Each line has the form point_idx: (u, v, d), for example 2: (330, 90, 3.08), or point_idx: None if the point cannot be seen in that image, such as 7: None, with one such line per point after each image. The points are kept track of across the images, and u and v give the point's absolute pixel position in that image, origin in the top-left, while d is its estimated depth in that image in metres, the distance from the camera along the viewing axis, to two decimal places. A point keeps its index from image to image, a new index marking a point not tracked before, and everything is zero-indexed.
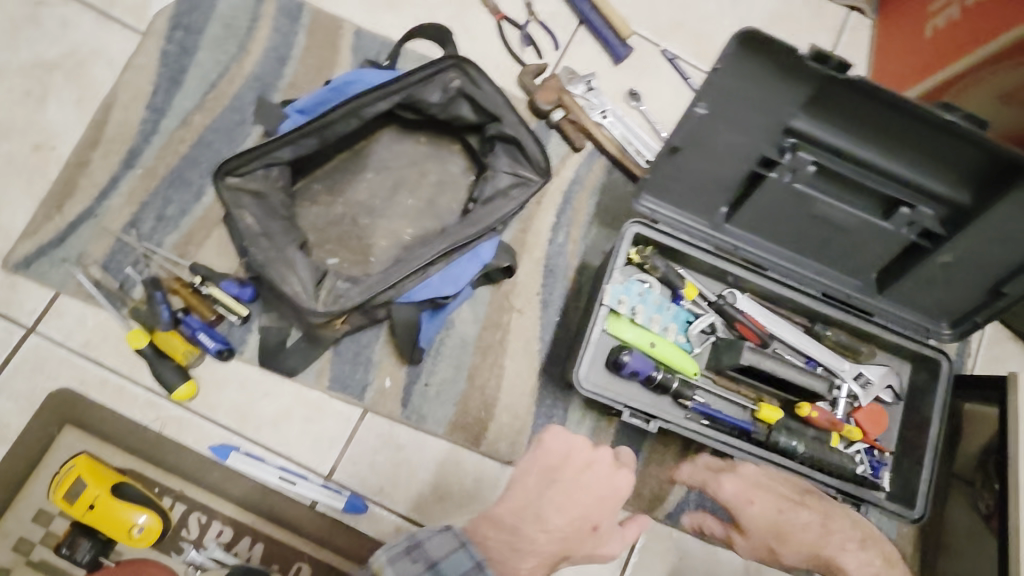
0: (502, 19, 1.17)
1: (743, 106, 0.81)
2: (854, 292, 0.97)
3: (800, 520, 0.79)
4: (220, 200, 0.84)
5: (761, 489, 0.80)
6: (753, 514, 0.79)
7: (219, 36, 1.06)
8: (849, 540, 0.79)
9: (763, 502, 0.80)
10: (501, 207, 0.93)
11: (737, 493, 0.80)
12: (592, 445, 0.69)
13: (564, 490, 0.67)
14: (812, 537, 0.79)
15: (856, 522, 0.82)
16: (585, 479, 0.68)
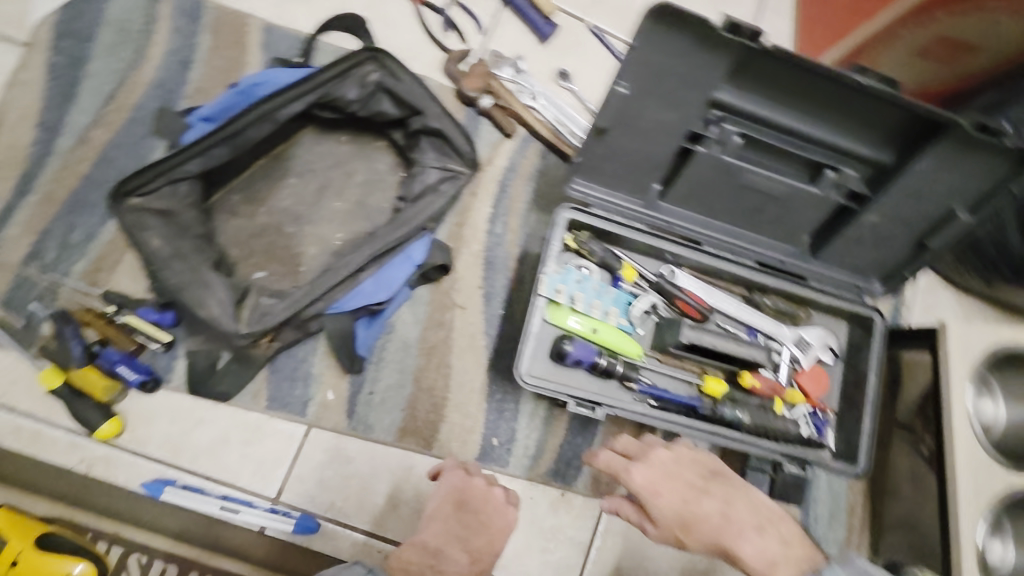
0: (420, 4, 1.11)
1: (666, 82, 0.78)
2: (788, 258, 0.98)
3: (706, 508, 0.75)
4: (122, 226, 0.78)
5: (667, 479, 0.76)
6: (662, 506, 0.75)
7: (111, 42, 0.97)
8: (748, 528, 0.74)
9: (667, 494, 0.75)
10: (431, 205, 0.89)
11: (646, 483, 0.74)
12: (488, 479, 0.78)
13: (474, 514, 0.75)
14: (718, 527, 0.74)
15: (756, 507, 0.77)
16: (485, 512, 0.75)
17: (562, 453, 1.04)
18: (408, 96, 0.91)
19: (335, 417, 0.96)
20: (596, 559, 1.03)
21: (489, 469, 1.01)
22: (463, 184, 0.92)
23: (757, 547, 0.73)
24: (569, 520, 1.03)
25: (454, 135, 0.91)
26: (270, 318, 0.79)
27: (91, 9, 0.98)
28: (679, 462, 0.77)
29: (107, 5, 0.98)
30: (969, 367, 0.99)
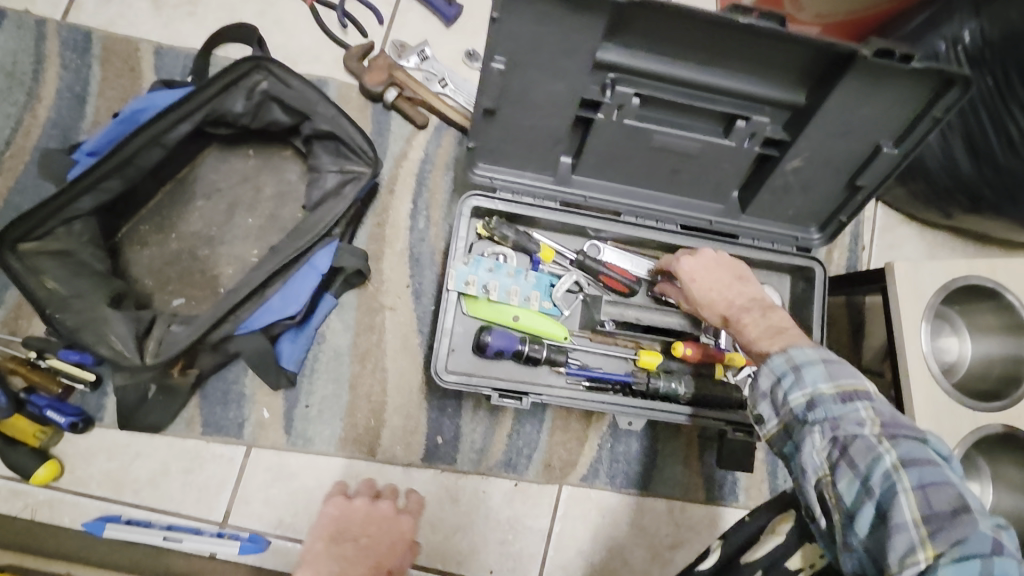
0: (313, 2, 1.08)
1: (541, 51, 0.74)
2: (716, 217, 0.94)
3: (747, 297, 0.76)
4: (9, 273, 0.75)
5: (720, 279, 0.79)
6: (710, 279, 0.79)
7: (1, 87, 0.97)
8: (749, 311, 0.73)
9: (706, 279, 0.79)
10: (332, 209, 0.87)
11: (686, 270, 0.80)
12: (369, 499, 0.88)
13: (350, 540, 0.83)
14: (719, 301, 0.76)
15: (765, 305, 0.74)
16: (367, 528, 0.85)
17: (511, 443, 1.02)
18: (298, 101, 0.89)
19: (274, 433, 0.95)
20: (559, 545, 1.01)
21: (437, 467, 0.99)
22: (366, 184, 0.89)
23: (755, 324, 0.71)
24: (527, 509, 1.01)
25: (350, 133, 0.88)
26: (174, 344, 0.79)
27: None
28: (724, 263, 0.80)
29: None
30: (921, 306, 0.94)
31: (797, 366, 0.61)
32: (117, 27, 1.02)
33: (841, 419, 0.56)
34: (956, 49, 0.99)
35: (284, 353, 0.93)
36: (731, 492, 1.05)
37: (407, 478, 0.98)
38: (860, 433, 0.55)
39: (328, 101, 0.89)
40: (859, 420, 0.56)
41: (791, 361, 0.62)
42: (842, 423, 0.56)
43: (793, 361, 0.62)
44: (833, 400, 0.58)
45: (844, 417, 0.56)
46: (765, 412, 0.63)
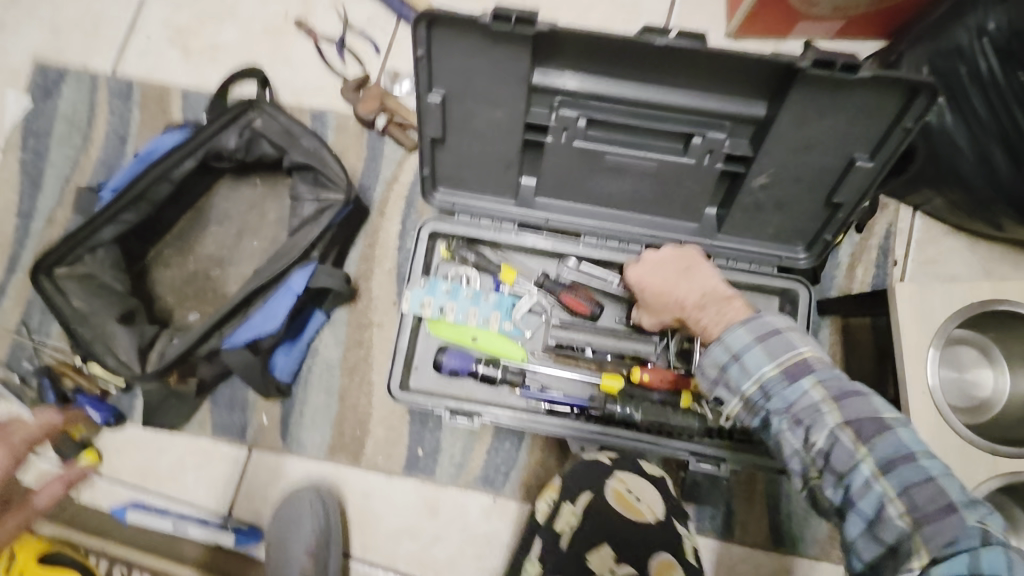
0: (317, 39, 1.17)
1: (475, 81, 0.76)
2: (688, 237, 0.90)
3: (692, 285, 0.75)
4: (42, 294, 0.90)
5: (665, 276, 0.78)
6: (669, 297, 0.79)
7: (64, 133, 1.15)
8: (692, 301, 0.73)
9: (653, 280, 0.79)
10: (308, 234, 0.95)
11: (637, 280, 0.80)
12: None
13: None
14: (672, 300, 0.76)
15: (704, 288, 0.74)
16: None
17: (489, 460, 1.03)
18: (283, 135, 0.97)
19: (270, 438, 1.05)
20: None
21: (417, 478, 1.04)
22: (341, 209, 0.96)
23: (702, 316, 0.71)
24: (504, 525, 1.02)
25: (327, 163, 0.95)
26: (170, 356, 0.90)
27: (48, 109, 1.16)
28: (671, 257, 0.78)
29: (59, 103, 1.16)
30: (933, 332, 0.82)
31: (736, 355, 0.64)
32: (154, 76, 1.17)
33: (799, 408, 0.59)
34: (981, 40, 0.87)
35: (278, 365, 1.01)
36: (721, 525, 0.99)
37: (389, 486, 1.04)
38: (836, 441, 0.55)
39: (308, 134, 0.97)
40: (816, 409, 0.57)
41: (732, 350, 0.65)
42: (800, 409, 0.58)
43: (734, 351, 0.64)
44: (782, 384, 0.60)
45: (799, 403, 0.59)
46: (726, 396, 0.66)
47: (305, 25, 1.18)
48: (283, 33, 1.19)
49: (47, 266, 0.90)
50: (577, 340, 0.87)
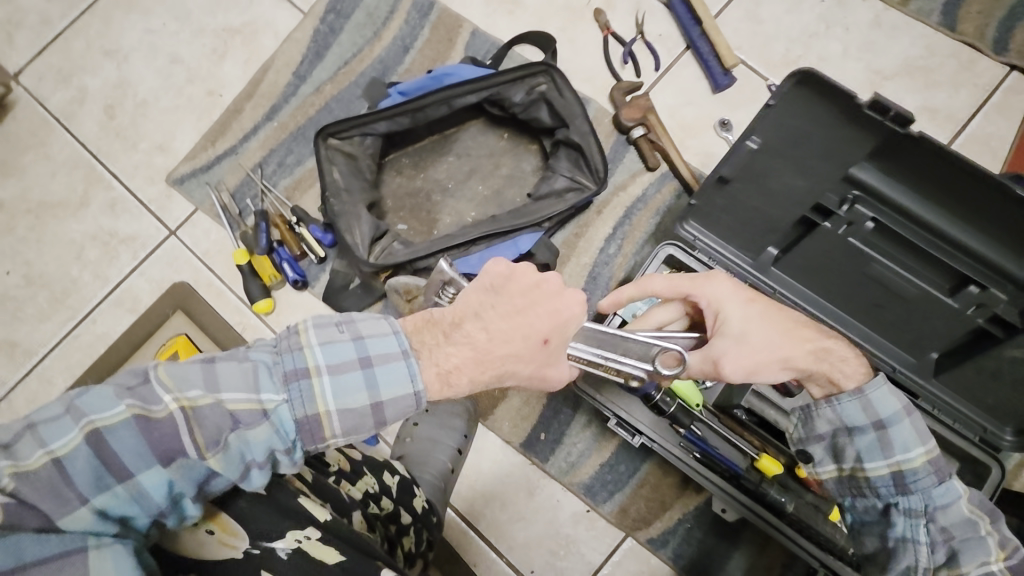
0: (609, 34, 1.22)
1: (803, 150, 0.79)
2: (900, 367, 0.89)
3: None
4: (316, 156, 1.01)
5: None
6: (758, 314, 0.71)
7: (360, 22, 1.24)
8: None
9: None
10: (551, 206, 1.01)
11: None
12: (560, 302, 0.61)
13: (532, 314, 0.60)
14: None
15: None
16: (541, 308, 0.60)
17: (601, 473, 1.06)
18: (564, 112, 1.04)
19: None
20: None
21: (530, 459, 1.07)
22: (588, 195, 1.01)
23: None
24: (588, 537, 1.05)
25: (594, 155, 1.01)
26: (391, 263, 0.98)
27: None
28: None
29: None
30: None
31: None
32: (454, 5, 1.25)
33: (946, 516, 0.65)
34: None
35: None
36: None
37: (501, 453, 1.08)
38: None
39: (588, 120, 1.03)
40: None
41: None
42: None
43: None
44: (931, 484, 0.65)
45: (949, 509, 0.65)
46: None
47: (603, 18, 1.23)
48: (580, 16, 1.24)
49: (328, 134, 1.00)
50: (765, 415, 0.90)
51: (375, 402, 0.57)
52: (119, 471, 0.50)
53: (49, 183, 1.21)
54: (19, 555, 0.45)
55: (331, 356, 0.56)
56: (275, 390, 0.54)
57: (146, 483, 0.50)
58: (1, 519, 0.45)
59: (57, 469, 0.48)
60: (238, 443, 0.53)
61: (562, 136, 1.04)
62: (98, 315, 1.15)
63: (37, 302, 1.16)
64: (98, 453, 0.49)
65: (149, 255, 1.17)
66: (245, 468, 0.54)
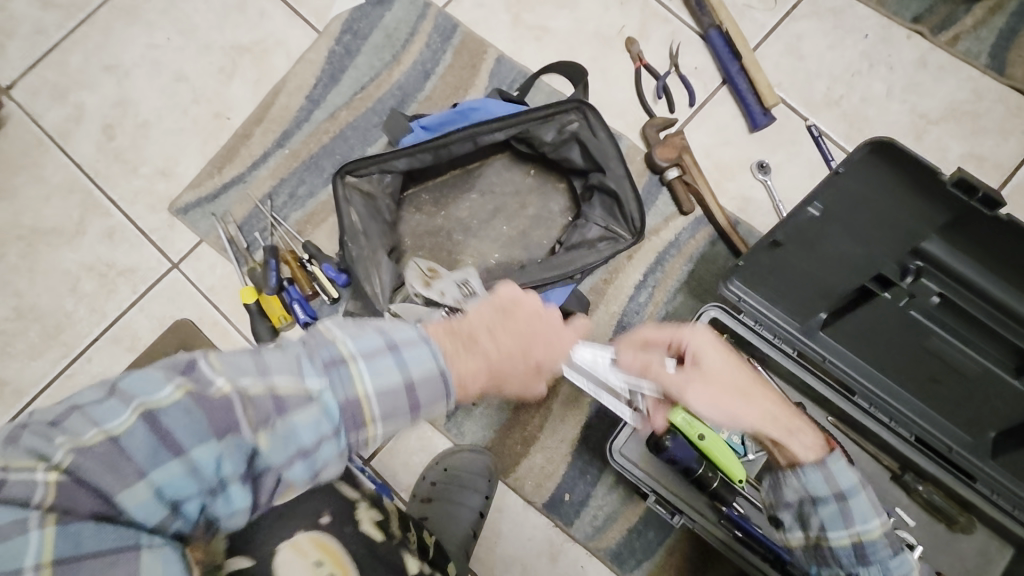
0: (641, 66, 1.16)
1: (868, 218, 0.73)
2: (958, 447, 0.83)
3: None
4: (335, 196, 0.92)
5: None
6: (712, 357, 0.76)
7: (378, 44, 1.17)
8: None
9: None
10: (585, 257, 0.95)
11: None
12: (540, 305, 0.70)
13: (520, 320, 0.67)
14: None
15: None
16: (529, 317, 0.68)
17: (628, 537, 1.01)
18: (596, 152, 0.98)
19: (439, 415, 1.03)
20: None
21: (554, 521, 1.02)
22: (622, 247, 0.96)
23: None
24: None
25: (631, 205, 0.96)
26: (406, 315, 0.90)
27: (374, 14, 1.18)
28: None
29: (386, 14, 1.18)
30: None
31: None
32: (479, 30, 1.17)
33: None
34: None
35: None
36: None
37: (523, 512, 1.02)
38: None
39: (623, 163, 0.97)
40: None
41: None
42: None
43: None
44: (888, 553, 0.72)
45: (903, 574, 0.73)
46: None
47: (636, 48, 1.16)
48: (612, 45, 1.17)
49: (346, 172, 0.92)
50: None
51: (409, 384, 0.59)
52: (173, 445, 0.50)
53: (41, 208, 1.13)
54: (77, 544, 0.46)
55: (366, 348, 0.58)
56: (316, 376, 0.56)
57: (196, 457, 0.50)
58: (53, 502, 0.46)
59: (114, 448, 0.48)
60: (279, 427, 0.53)
61: (597, 181, 0.99)
62: (94, 353, 1.08)
63: (29, 337, 1.08)
64: (152, 433, 0.50)
65: (149, 290, 1.10)
66: (291, 455, 0.54)
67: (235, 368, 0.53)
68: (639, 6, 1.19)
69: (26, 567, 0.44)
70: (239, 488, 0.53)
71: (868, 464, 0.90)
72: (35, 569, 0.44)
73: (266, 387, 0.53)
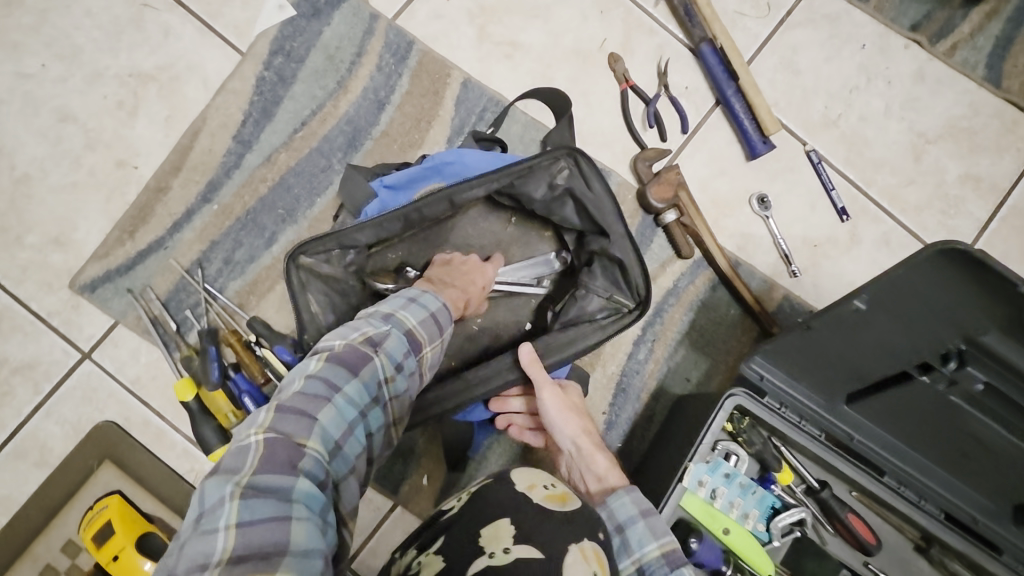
0: (628, 87, 1.01)
1: (919, 311, 0.68)
2: (981, 516, 0.80)
3: None
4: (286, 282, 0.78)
5: None
6: (557, 415, 0.82)
7: (318, 68, 0.97)
8: None
9: None
10: (585, 335, 0.86)
11: None
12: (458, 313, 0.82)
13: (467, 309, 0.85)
14: None
15: None
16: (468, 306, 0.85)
17: None
18: (594, 209, 0.85)
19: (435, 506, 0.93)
20: None
21: None
22: (626, 325, 0.86)
23: None
24: None
25: (637, 276, 0.85)
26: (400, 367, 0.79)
27: (310, 30, 0.97)
28: None
29: (324, 29, 0.97)
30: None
31: None
32: (439, 47, 0.99)
33: None
34: None
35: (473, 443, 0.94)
36: None
37: None
38: None
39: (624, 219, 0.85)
40: None
41: None
42: None
43: None
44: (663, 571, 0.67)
45: None
46: None
47: (621, 66, 1.02)
48: (594, 62, 1.02)
49: (298, 254, 0.77)
50: None
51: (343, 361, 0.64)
52: (267, 466, 0.52)
53: None
54: (255, 514, 0.48)
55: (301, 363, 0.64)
56: (324, 387, 0.61)
57: (324, 421, 0.59)
58: (234, 550, 0.46)
59: (251, 491, 0.50)
60: (364, 409, 0.63)
61: (597, 246, 0.88)
62: None
63: None
64: (249, 461, 0.52)
65: (57, 389, 0.90)
66: (346, 420, 0.61)
67: (339, 360, 0.63)
68: (621, 14, 1.03)
69: (218, 525, 0.47)
70: (357, 426, 0.62)
71: (893, 537, 0.86)
72: (227, 529, 0.47)
73: (302, 397, 0.59)
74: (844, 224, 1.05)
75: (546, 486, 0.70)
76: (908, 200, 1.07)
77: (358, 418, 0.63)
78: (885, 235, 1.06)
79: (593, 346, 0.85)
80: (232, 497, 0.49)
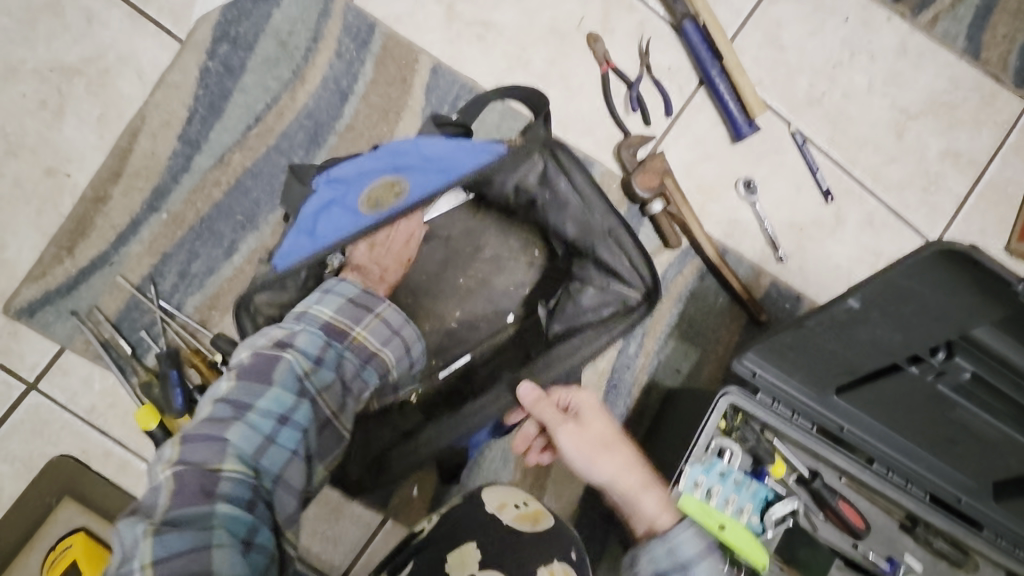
0: (609, 70, 0.96)
1: (913, 311, 0.64)
2: (965, 495, 0.80)
3: None
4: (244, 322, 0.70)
5: None
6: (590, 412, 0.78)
7: (270, 56, 0.88)
8: None
9: None
10: (592, 341, 0.83)
11: None
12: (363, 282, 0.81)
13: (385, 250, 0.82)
14: None
15: None
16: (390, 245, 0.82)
17: None
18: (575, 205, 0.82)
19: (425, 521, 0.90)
20: None
21: None
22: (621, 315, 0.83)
23: None
24: None
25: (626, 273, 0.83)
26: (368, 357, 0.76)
27: (257, 13, 0.87)
28: None
29: (273, 11, 0.88)
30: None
31: None
32: (403, 29, 0.91)
33: None
34: None
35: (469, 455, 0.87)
36: None
37: None
38: None
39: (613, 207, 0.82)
40: None
41: None
42: None
43: None
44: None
45: None
46: None
47: (600, 47, 0.96)
48: (570, 43, 0.96)
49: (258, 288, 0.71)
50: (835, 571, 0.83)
51: (254, 375, 0.63)
52: (182, 499, 0.52)
53: None
54: (168, 549, 0.49)
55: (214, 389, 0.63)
56: (233, 408, 0.61)
57: (234, 439, 0.58)
58: None
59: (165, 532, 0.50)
60: (282, 414, 0.62)
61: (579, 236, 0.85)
62: None
63: None
64: (165, 498, 0.52)
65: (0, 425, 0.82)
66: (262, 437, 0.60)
67: (249, 375, 0.63)
68: None
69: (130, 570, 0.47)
70: (282, 432, 0.61)
71: (880, 519, 0.85)
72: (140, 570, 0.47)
73: (213, 422, 0.59)
74: (829, 205, 1.02)
75: (518, 505, 0.67)
76: (891, 178, 1.05)
77: (284, 422, 0.62)
78: (868, 215, 1.04)
79: (594, 354, 0.82)
80: (145, 535, 0.49)
